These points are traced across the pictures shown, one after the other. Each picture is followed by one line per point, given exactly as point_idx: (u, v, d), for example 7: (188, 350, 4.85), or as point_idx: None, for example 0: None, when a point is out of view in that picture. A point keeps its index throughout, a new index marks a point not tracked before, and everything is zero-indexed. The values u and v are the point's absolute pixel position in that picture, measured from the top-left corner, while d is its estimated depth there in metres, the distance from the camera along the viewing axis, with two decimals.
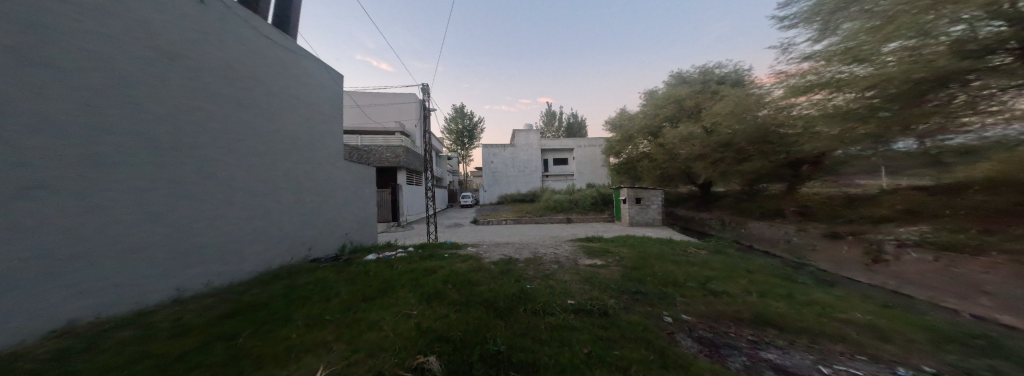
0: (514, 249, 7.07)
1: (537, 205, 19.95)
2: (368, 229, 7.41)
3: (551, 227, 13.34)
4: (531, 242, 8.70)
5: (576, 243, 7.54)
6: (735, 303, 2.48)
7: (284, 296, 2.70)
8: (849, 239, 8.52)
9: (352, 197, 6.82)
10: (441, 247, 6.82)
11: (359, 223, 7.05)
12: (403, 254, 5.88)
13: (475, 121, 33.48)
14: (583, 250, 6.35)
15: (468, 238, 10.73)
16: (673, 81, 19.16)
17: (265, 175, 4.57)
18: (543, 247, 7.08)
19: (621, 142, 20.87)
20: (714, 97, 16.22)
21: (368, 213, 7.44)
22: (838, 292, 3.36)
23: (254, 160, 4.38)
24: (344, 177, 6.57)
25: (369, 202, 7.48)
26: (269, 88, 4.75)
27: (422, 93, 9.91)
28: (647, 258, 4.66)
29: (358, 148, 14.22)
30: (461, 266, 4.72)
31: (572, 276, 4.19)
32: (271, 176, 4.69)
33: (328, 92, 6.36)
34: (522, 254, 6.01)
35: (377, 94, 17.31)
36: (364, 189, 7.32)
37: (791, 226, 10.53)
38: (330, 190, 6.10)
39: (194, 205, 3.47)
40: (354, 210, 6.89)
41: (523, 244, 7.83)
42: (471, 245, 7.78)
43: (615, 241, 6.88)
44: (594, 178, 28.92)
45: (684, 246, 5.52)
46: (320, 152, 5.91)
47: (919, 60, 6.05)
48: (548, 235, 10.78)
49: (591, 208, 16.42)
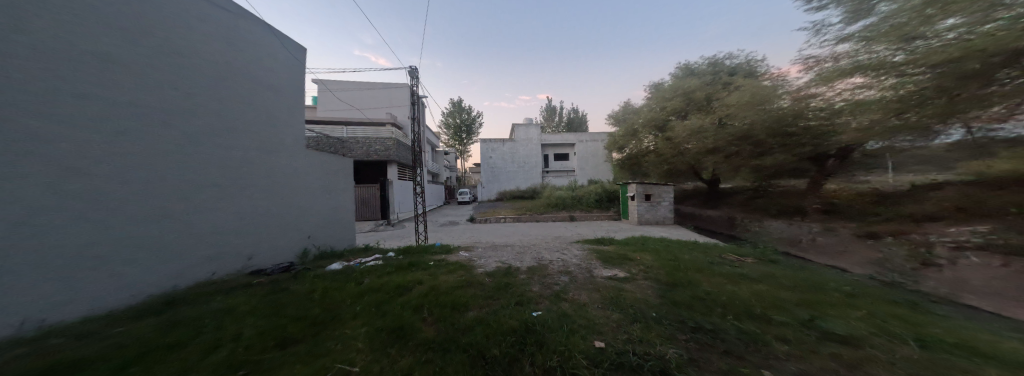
0: (513, 252, 6.09)
1: (538, 202, 18.96)
2: (347, 230, 6.39)
3: (554, 227, 12.36)
4: (533, 244, 7.71)
5: (584, 245, 6.53)
6: (891, 361, 1.47)
7: (148, 345, 1.67)
8: (887, 240, 7.18)
9: (324, 195, 5.77)
10: (428, 252, 5.77)
11: (335, 223, 6.01)
12: (381, 261, 4.84)
13: (474, 116, 32.39)
14: (596, 255, 5.33)
15: (463, 239, 9.74)
16: (682, 72, 18.07)
17: (203, 172, 3.61)
18: (547, 251, 6.05)
19: (625, 136, 19.80)
20: (727, 88, 15.19)
21: (345, 212, 6.39)
22: (977, 330, 2.30)
23: (187, 153, 3.42)
24: (314, 172, 5.54)
25: (346, 199, 6.43)
26: (212, 63, 3.79)
27: (410, 77, 8.80)
28: (681, 268, 3.66)
29: (344, 140, 13.12)
30: (447, 281, 3.69)
31: (592, 296, 3.20)
32: (212, 173, 3.72)
33: (288, 69, 5.17)
34: (523, 261, 5.02)
35: (366, 84, 16.17)
36: (341, 184, 6.26)
37: (815, 225, 9.36)
38: (296, 187, 5.08)
39: (75, 217, 2.42)
40: (328, 209, 5.86)
41: (524, 247, 6.85)
42: (464, 248, 6.73)
43: (632, 245, 5.86)
44: (596, 174, 27.94)
45: (720, 253, 4.48)
46: (284, 143, 4.91)
47: (993, 34, 5.12)
48: (552, 235, 9.77)
49: (595, 206, 15.45)
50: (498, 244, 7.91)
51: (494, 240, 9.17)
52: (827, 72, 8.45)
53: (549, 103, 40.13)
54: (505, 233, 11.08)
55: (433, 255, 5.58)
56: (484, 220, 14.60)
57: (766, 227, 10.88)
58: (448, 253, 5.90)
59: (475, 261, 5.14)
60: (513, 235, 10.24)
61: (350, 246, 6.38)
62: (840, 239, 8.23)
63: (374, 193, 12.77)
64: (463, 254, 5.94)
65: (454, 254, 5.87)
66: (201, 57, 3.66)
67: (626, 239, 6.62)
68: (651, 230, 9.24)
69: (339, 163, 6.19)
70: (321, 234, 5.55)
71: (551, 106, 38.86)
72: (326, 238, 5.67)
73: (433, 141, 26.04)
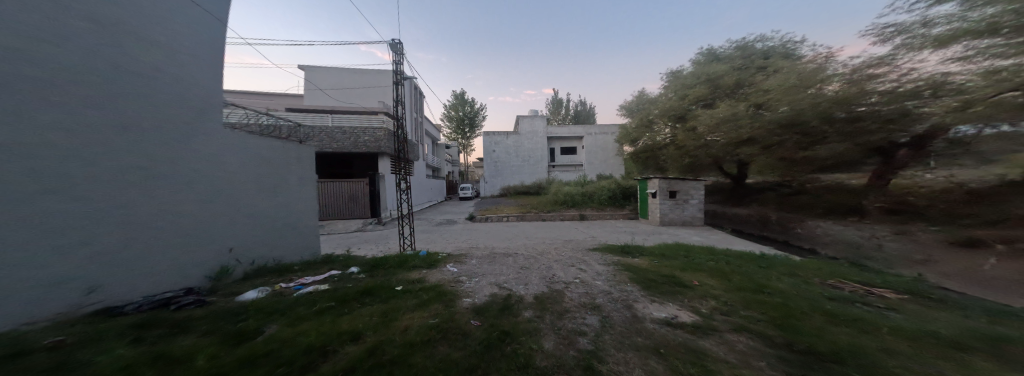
0: (516, 266, 4.72)
1: (545, 198, 17.55)
2: (309, 234, 5.08)
3: (564, 228, 11.00)
4: (541, 252, 6.35)
5: (608, 256, 5.10)
6: None
7: None
8: (999, 250, 5.55)
9: (275, 197, 4.40)
10: (403, 268, 4.37)
11: (291, 229, 4.69)
12: (330, 283, 3.41)
13: (477, 108, 30.87)
14: (627, 273, 3.86)
15: (460, 242, 8.39)
16: (705, 57, 16.31)
17: (68, 206, 2.15)
18: (560, 266, 4.62)
19: (639, 128, 18.16)
20: (759, 72, 13.45)
21: (306, 211, 5.04)
22: None
23: (57, 187, 2.09)
24: (258, 171, 4.10)
25: (306, 197, 5.07)
26: (97, 35, 2.36)
27: (393, 53, 7.32)
28: (794, 307, 2.18)
29: (328, 130, 11.76)
30: (407, 334, 2.23)
31: (656, 372, 1.72)
32: (103, 208, 2.38)
33: (197, 19, 3.37)
34: (528, 284, 3.62)
35: (356, 71, 14.76)
36: (296, 178, 4.84)
37: (883, 229, 7.71)
38: (231, 195, 3.69)
39: None
40: (280, 213, 4.49)
41: (531, 258, 5.47)
42: (452, 259, 5.33)
43: (673, 258, 4.37)
44: (605, 169, 26.35)
45: (824, 277, 2.98)
46: (214, 141, 3.49)
47: None
48: (562, 238, 8.34)
49: (608, 203, 13.93)
50: (500, 252, 6.60)
51: (497, 244, 7.85)
52: (923, 42, 6.78)
53: (555, 95, 38.46)
54: (508, 235, 9.75)
55: (411, 272, 4.22)
56: (485, 218, 13.27)
57: (812, 229, 9.35)
58: (432, 269, 4.53)
59: (465, 282, 3.77)
60: (519, 238, 8.86)
61: (312, 256, 5.07)
62: (919, 246, 6.69)
63: (363, 188, 11.40)
64: (452, 269, 4.57)
65: (440, 269, 4.49)
66: (64, 18, 2.16)
67: (662, 248, 5.19)
68: (680, 233, 7.78)
69: (289, 149, 4.71)
70: (269, 244, 4.25)
71: (557, 98, 37.05)
72: (276, 248, 4.37)
73: (433, 134, 24.65)
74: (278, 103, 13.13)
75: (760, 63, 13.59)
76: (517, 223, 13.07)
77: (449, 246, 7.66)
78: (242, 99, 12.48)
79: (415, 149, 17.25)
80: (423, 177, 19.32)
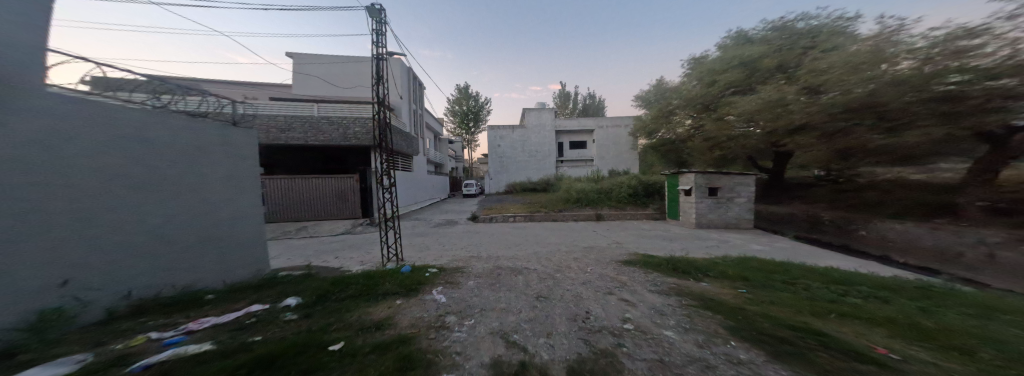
0: (531, 292, 3.35)
1: (554, 195, 16.13)
2: (248, 245, 3.81)
3: (580, 231, 9.56)
4: (559, 267, 4.95)
5: (656, 276, 3.67)
6: None
7: None
8: None
9: (184, 201, 3.08)
10: (367, 298, 3.01)
11: (218, 241, 3.41)
12: (218, 340, 2.02)
13: (481, 102, 29.49)
14: (714, 309, 2.46)
15: (459, 249, 7.03)
16: (735, 41, 14.65)
17: None
18: (595, 295, 3.24)
19: (659, 119, 16.53)
20: (803, 53, 11.77)
21: (244, 214, 3.76)
22: None
23: None
24: (147, 165, 2.77)
25: (242, 195, 3.77)
26: None
27: (375, 20, 5.96)
28: None
29: (313, 120, 10.30)
30: None
31: None
32: None
33: None
34: (554, 337, 2.23)
35: (349, 57, 13.45)
36: (221, 172, 3.50)
37: (992, 235, 6.12)
38: (98, 204, 2.37)
39: None
40: (197, 222, 3.19)
41: (549, 279, 4.10)
42: (445, 280, 3.98)
43: (767, 281, 2.92)
44: (617, 164, 24.82)
45: None
46: (64, 122, 2.18)
47: None
48: (581, 246, 6.95)
49: (628, 201, 12.42)
50: (507, 265, 5.24)
51: (503, 253, 6.48)
52: None
53: (562, 89, 36.96)
54: (516, 239, 8.37)
55: (376, 306, 2.86)
56: (490, 218, 11.90)
57: (884, 234, 7.77)
58: (409, 298, 3.18)
59: (453, 331, 2.38)
60: (530, 245, 7.50)
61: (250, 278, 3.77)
62: None
63: (353, 185, 10.02)
64: (439, 298, 3.21)
65: (420, 300, 3.13)
66: None
67: (731, 262, 3.74)
68: (729, 238, 6.31)
69: (207, 132, 3.36)
70: (178, 267, 2.98)
71: (565, 91, 35.47)
72: (191, 271, 3.09)
73: (435, 129, 23.34)
74: (261, 92, 11.86)
75: (804, 43, 11.86)
76: (525, 223, 11.68)
77: (444, 255, 6.30)
78: (221, 87, 11.25)
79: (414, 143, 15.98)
80: (424, 174, 18.03)
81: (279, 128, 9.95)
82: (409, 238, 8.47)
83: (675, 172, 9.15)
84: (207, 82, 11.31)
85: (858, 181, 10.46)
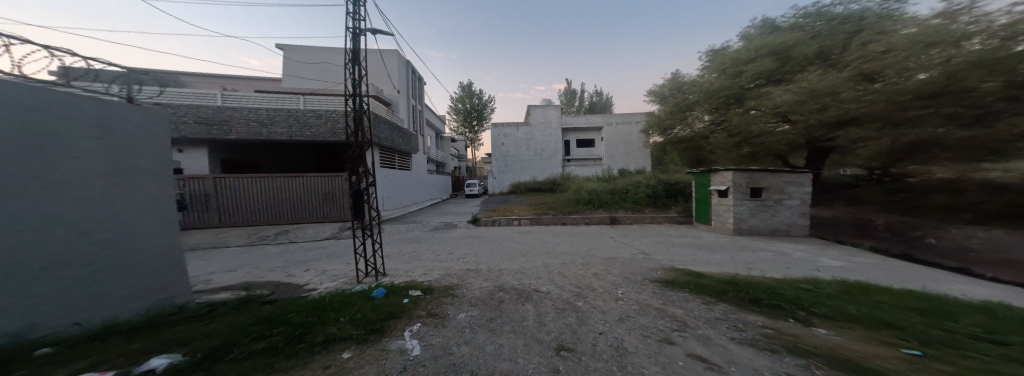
0: (551, 340, 2.27)
1: (563, 195, 15.03)
2: (153, 262, 2.88)
3: (595, 237, 8.43)
4: (579, 291, 3.85)
5: (724, 307, 2.56)
6: None
7: None
8: None
9: (45, 207, 2.22)
10: (301, 354, 1.96)
11: (106, 257, 2.53)
12: None
13: (485, 100, 28.56)
14: None
15: (455, 259, 5.97)
16: (762, 29, 13.44)
17: None
18: (650, 346, 2.14)
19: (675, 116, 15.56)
20: (844, 40, 10.55)
21: (144, 221, 2.85)
22: None
23: None
24: None
25: (144, 195, 2.86)
26: None
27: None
28: None
29: (299, 113, 9.20)
30: None
31: None
32: None
33: None
34: None
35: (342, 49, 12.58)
36: (108, 165, 2.61)
37: None
38: None
39: None
40: (70, 233, 2.33)
41: (570, 313, 2.99)
42: (431, 313, 2.93)
43: (939, 333, 1.80)
44: (627, 163, 23.64)
45: None
46: None
47: None
48: (601, 259, 5.87)
49: (645, 203, 11.26)
50: (513, 285, 4.16)
51: (507, 267, 5.39)
52: None
53: (568, 86, 35.90)
54: (522, 248, 7.30)
55: (303, 368, 1.81)
56: (493, 221, 10.85)
57: (962, 243, 6.52)
58: (362, 349, 2.15)
59: None
60: (539, 256, 6.41)
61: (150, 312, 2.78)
62: None
63: (342, 184, 9.06)
64: (411, 349, 2.17)
65: (380, 354, 2.09)
66: None
67: (826, 289, 2.64)
68: (784, 248, 5.16)
69: (78, 110, 2.47)
70: (20, 298, 2.06)
71: (571, 88, 34.39)
72: (54, 304, 2.23)
73: (437, 127, 22.44)
74: (246, 84, 10.92)
75: (846, 29, 10.64)
76: (532, 227, 10.58)
77: (438, 268, 5.24)
78: (202, 80, 10.36)
79: (413, 141, 15.12)
80: (424, 174, 17.07)
81: (261, 121, 8.78)
82: (402, 244, 7.49)
83: (705, 170, 7.97)
84: (187, 75, 10.40)
85: (909, 180, 9.21)
